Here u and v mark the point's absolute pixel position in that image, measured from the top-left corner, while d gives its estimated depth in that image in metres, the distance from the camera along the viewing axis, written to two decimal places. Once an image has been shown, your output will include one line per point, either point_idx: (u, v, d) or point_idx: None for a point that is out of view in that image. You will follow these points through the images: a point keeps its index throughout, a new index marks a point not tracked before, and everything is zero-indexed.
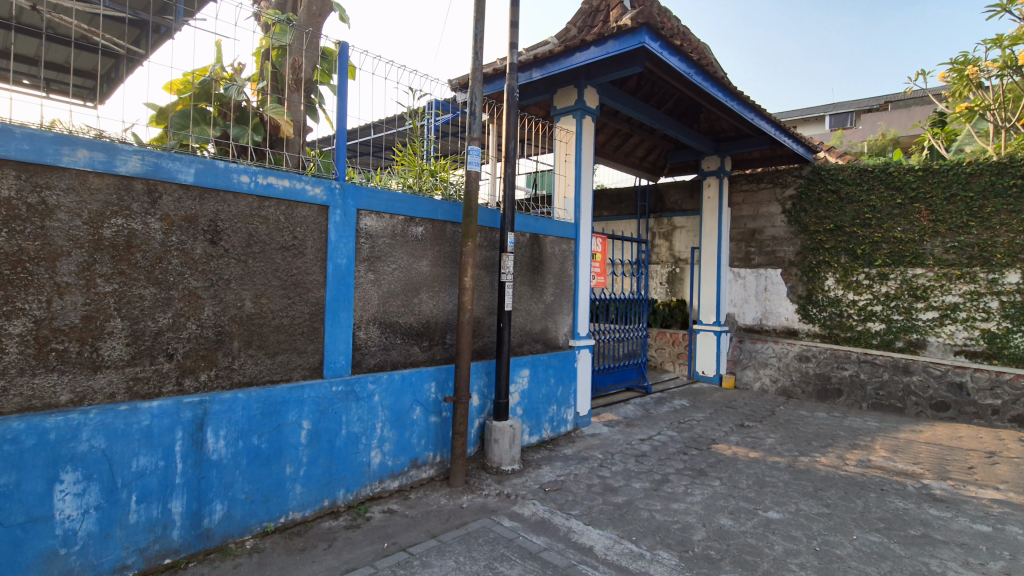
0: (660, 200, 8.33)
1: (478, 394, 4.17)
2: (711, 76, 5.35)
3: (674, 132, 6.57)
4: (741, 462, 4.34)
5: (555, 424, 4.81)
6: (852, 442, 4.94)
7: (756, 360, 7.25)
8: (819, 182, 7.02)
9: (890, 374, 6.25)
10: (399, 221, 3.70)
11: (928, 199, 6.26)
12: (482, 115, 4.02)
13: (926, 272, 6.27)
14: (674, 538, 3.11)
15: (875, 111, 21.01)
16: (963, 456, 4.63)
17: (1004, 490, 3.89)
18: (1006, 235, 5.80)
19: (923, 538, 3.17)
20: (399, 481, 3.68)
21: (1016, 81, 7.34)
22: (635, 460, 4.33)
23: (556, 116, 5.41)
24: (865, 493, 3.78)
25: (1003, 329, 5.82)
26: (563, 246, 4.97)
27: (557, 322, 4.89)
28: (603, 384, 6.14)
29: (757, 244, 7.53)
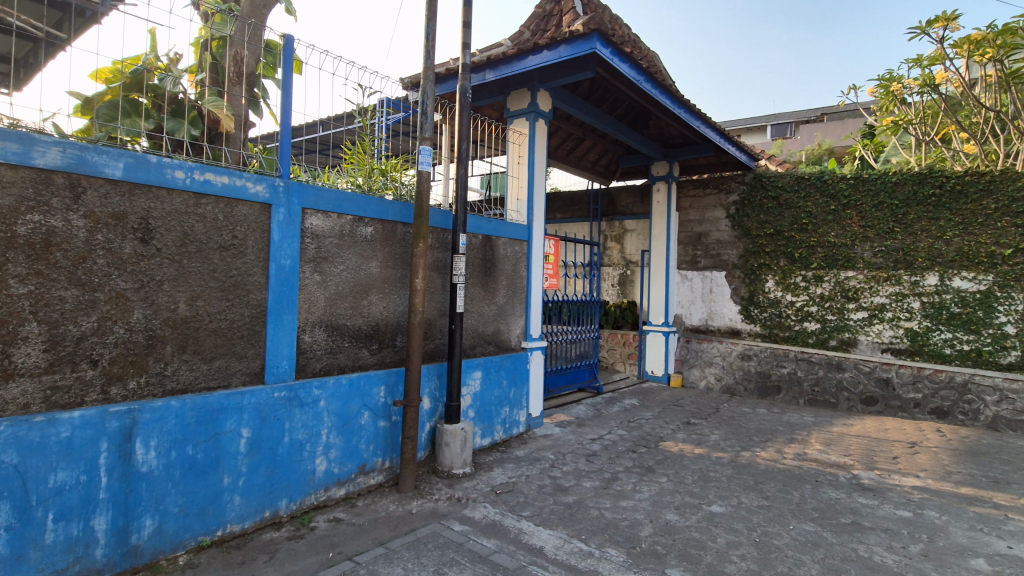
0: (612, 204, 8.50)
1: (430, 397, 4.12)
2: (660, 84, 5.51)
3: (625, 137, 6.71)
4: (687, 458, 4.47)
5: (508, 425, 4.80)
6: (790, 436, 5.18)
7: (702, 359, 7.50)
8: (761, 189, 7.35)
9: (825, 371, 6.61)
10: (347, 221, 3.61)
11: (858, 206, 6.66)
12: (434, 114, 3.97)
13: (857, 274, 6.67)
14: (623, 535, 3.16)
15: (812, 122, 22.21)
16: (888, 447, 4.95)
17: (924, 477, 4.19)
18: (926, 240, 6.26)
19: (853, 526, 3.36)
20: (346, 488, 3.58)
21: (935, 98, 7.92)
22: (586, 459, 4.39)
23: (510, 117, 5.42)
24: (801, 484, 3.97)
25: (924, 327, 6.28)
26: (516, 248, 4.98)
27: (510, 323, 4.89)
28: (555, 385, 6.19)
29: (703, 247, 7.80)
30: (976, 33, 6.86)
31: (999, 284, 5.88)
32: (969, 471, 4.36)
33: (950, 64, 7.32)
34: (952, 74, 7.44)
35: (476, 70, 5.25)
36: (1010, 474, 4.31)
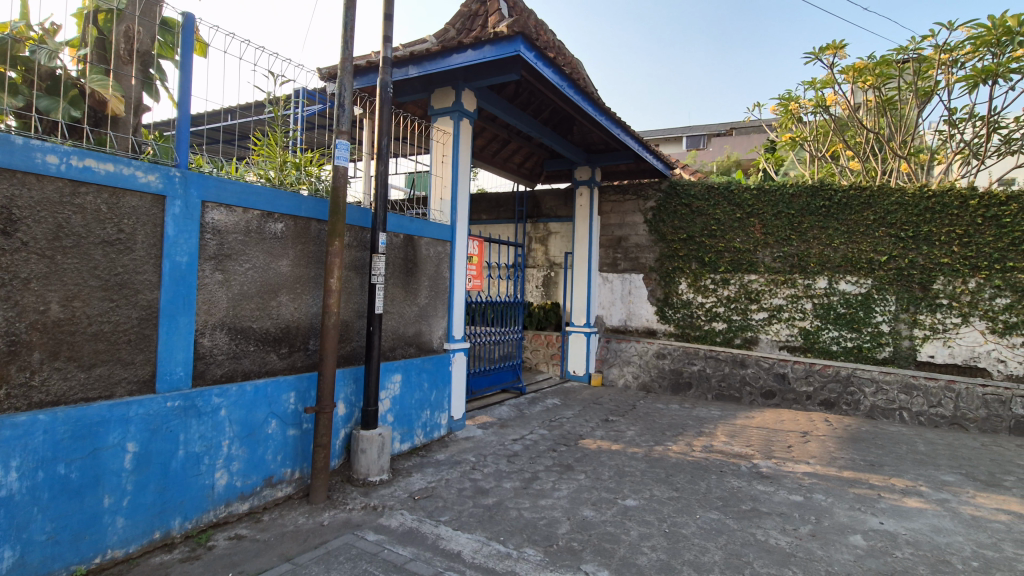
0: (536, 207, 8.62)
1: (345, 403, 3.96)
2: (582, 90, 5.64)
3: (549, 141, 6.82)
4: (604, 455, 4.60)
5: (429, 428, 4.71)
6: (699, 430, 5.49)
7: (621, 358, 7.77)
8: (675, 197, 7.74)
9: (730, 367, 7.06)
10: (254, 216, 3.37)
11: (761, 215, 7.19)
12: (352, 107, 3.81)
13: (758, 277, 7.21)
14: (541, 534, 3.19)
15: (723, 135, 23.89)
16: (784, 436, 5.37)
17: (813, 463, 4.58)
18: (817, 248, 6.88)
19: (752, 512, 3.60)
20: (250, 502, 3.34)
21: (826, 119, 8.74)
22: (507, 460, 4.39)
23: (433, 115, 5.34)
24: (707, 475, 4.21)
25: (815, 326, 6.90)
26: (438, 248, 4.90)
27: (432, 324, 4.80)
28: (478, 387, 6.16)
29: (622, 251, 8.10)
30: (859, 62, 7.65)
31: (876, 288, 6.60)
32: (850, 456, 4.83)
33: (838, 88, 8.10)
34: (840, 97, 8.23)
35: (398, 66, 5.12)
36: (883, 457, 4.82)
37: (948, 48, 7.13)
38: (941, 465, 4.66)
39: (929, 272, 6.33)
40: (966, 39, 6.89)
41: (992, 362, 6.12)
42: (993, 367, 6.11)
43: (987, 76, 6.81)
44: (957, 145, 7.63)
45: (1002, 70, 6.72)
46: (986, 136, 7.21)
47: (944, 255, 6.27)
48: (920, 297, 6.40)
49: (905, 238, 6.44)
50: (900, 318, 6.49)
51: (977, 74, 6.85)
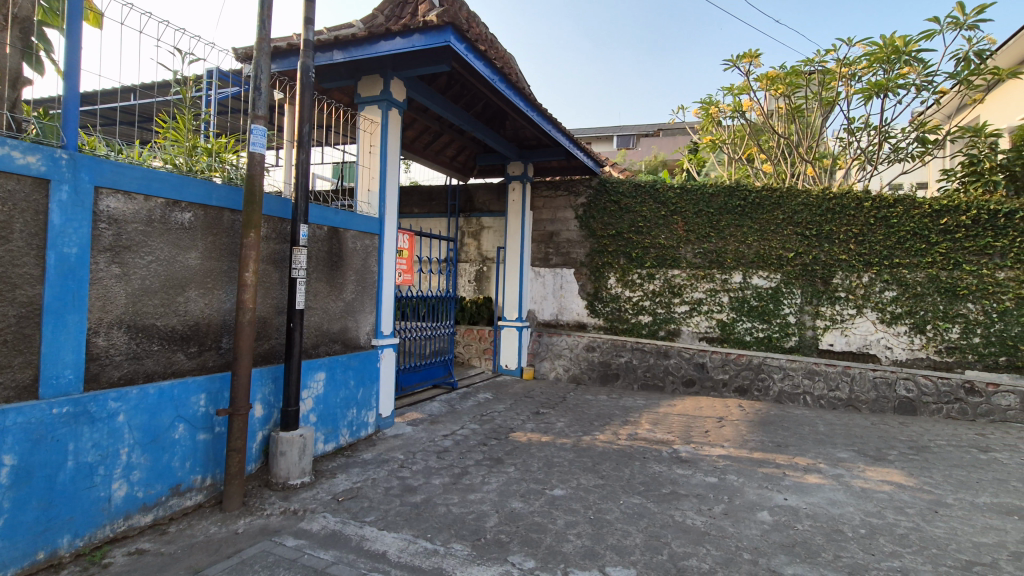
0: (469, 201, 8.58)
1: (263, 404, 3.75)
2: (514, 85, 5.65)
3: (481, 135, 6.79)
4: (534, 447, 4.66)
5: (355, 427, 4.57)
6: (624, 419, 5.69)
7: (552, 352, 7.91)
8: (604, 194, 7.95)
9: (654, 358, 7.38)
10: (158, 204, 3.11)
11: (683, 213, 7.54)
12: (269, 90, 3.59)
13: (681, 272, 7.56)
14: (468, 528, 3.18)
15: (651, 136, 24.87)
16: (702, 422, 5.69)
17: (727, 446, 4.88)
18: (733, 245, 7.31)
19: (672, 494, 3.78)
20: (153, 514, 3.09)
21: (743, 123, 9.28)
22: (437, 456, 4.35)
23: (361, 104, 5.15)
24: (631, 462, 4.38)
25: (731, 318, 7.34)
26: (365, 241, 4.75)
27: (358, 320, 4.65)
28: (408, 383, 6.05)
29: (554, 246, 8.22)
30: (772, 71, 8.18)
31: (784, 282, 7.12)
32: (760, 438, 5.20)
33: (754, 95, 8.63)
34: (755, 103, 8.77)
35: (321, 50, 4.91)
36: (789, 438, 5.21)
37: (847, 62, 7.79)
38: (837, 443, 5.11)
39: (829, 267, 6.91)
40: (863, 55, 7.55)
41: (881, 349, 6.79)
42: (882, 353, 6.78)
43: (879, 89, 7.49)
44: (855, 151, 8.34)
45: (891, 85, 7.42)
46: (878, 144, 7.95)
47: (843, 252, 6.87)
48: (821, 290, 6.98)
49: (809, 236, 6.99)
50: (805, 310, 7.04)
51: (872, 87, 7.52)
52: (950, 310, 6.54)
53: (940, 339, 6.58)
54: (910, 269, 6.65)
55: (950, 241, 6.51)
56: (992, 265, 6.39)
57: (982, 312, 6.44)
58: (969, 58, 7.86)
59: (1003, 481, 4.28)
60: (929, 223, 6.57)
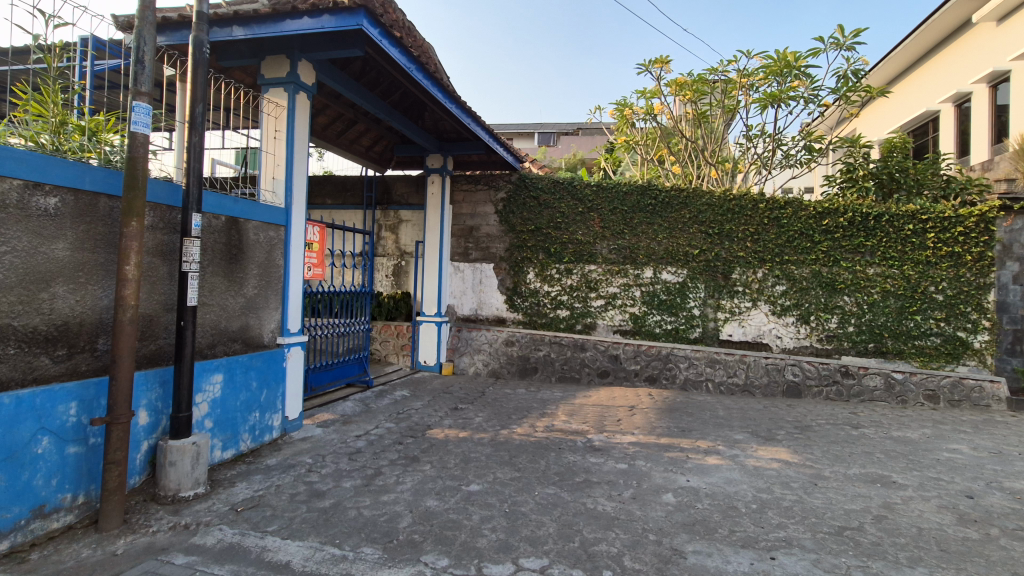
0: (386, 193, 8.34)
1: (148, 410, 3.41)
2: (431, 75, 5.52)
3: (398, 125, 6.60)
4: (451, 443, 4.62)
5: (258, 432, 4.28)
6: (542, 411, 5.79)
7: (471, 347, 7.88)
8: (524, 189, 8.03)
9: (571, 351, 7.58)
10: (14, 187, 2.71)
11: (599, 210, 7.79)
12: (154, 64, 3.24)
13: (596, 268, 7.81)
14: (380, 530, 3.08)
15: (570, 135, 25.53)
16: (615, 411, 5.93)
17: (637, 434, 5.12)
18: (645, 242, 7.66)
19: (585, 483, 3.90)
20: (10, 540, 2.70)
21: (655, 126, 9.74)
22: (348, 458, 4.18)
23: (264, 86, 4.81)
24: (547, 453, 4.46)
25: (643, 312, 7.70)
26: (269, 233, 4.45)
27: (261, 317, 4.35)
28: (319, 382, 5.77)
29: (474, 240, 8.19)
30: (681, 78, 8.65)
31: (690, 277, 7.57)
32: (667, 424, 5.50)
33: (664, 99, 9.07)
34: (665, 108, 9.23)
35: (219, 25, 4.53)
36: (692, 423, 5.56)
37: (747, 73, 8.41)
38: (735, 426, 5.52)
39: (730, 264, 7.44)
40: (760, 67, 8.17)
41: (773, 339, 7.41)
42: (773, 342, 7.40)
43: (773, 100, 8.15)
44: (753, 156, 9.03)
45: (783, 97, 8.10)
46: (773, 151, 8.66)
47: (741, 250, 7.42)
48: (722, 285, 7.50)
49: (712, 234, 7.48)
50: (708, 303, 7.54)
51: (767, 97, 8.17)
52: (830, 302, 7.27)
53: (821, 328, 7.30)
54: (798, 266, 7.31)
55: (831, 240, 7.23)
56: (864, 262, 7.17)
57: (856, 304, 7.22)
58: (847, 75, 8.75)
59: (870, 453, 4.83)
60: (813, 223, 7.26)
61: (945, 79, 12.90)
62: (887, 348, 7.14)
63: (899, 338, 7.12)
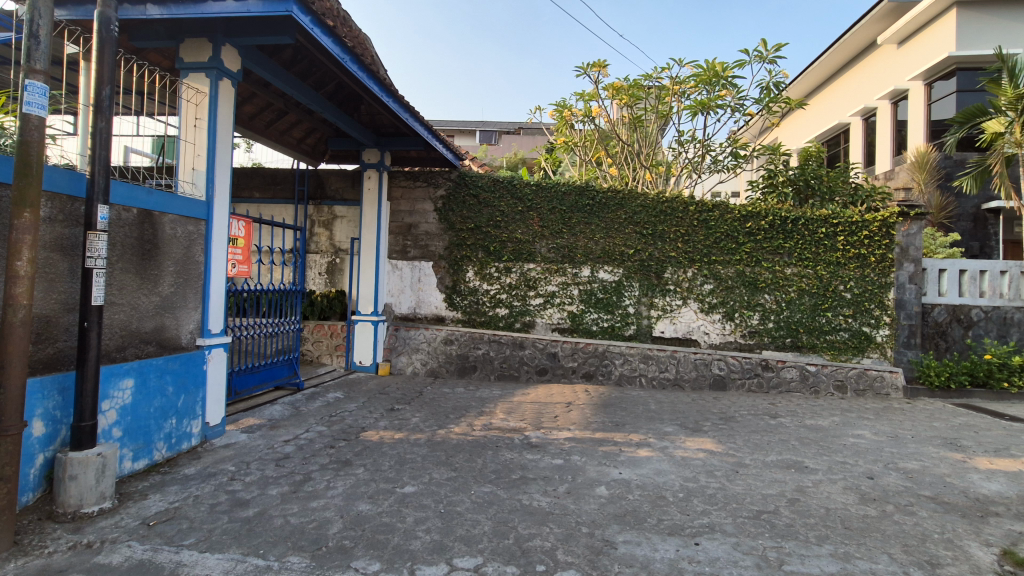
0: (320, 187, 8.04)
1: (45, 420, 3.11)
2: (367, 67, 5.36)
3: (331, 117, 6.37)
4: (386, 445, 4.52)
5: (175, 440, 4.01)
6: (480, 410, 5.79)
7: (409, 346, 7.75)
8: (463, 187, 7.98)
9: (510, 350, 7.63)
10: None
11: (538, 209, 7.88)
12: (51, 38, 2.93)
13: (535, 266, 7.89)
14: (308, 538, 2.97)
15: (511, 134, 25.74)
16: (552, 408, 6.03)
17: (573, 429, 5.22)
18: (583, 241, 7.83)
19: (521, 479, 3.93)
20: None
21: (592, 128, 9.97)
22: (275, 464, 3.99)
23: (183, 70, 4.49)
24: (484, 451, 4.46)
25: (580, 310, 7.86)
26: (188, 228, 4.17)
27: (179, 317, 4.08)
28: (244, 386, 5.48)
29: (412, 238, 8.06)
30: (618, 82, 8.90)
31: (625, 276, 7.81)
32: (601, 419, 5.65)
33: (601, 102, 9.30)
34: (603, 111, 9.47)
35: (131, 2, 4.19)
36: (625, 417, 5.74)
37: (679, 81, 8.79)
38: (665, 419, 5.75)
39: (662, 263, 7.75)
40: (691, 76, 8.56)
41: (701, 335, 7.79)
42: (701, 338, 7.78)
43: (703, 107, 8.56)
44: (684, 160, 9.44)
45: (712, 104, 8.53)
46: (702, 156, 9.10)
47: (672, 250, 7.75)
48: (655, 283, 7.79)
49: (646, 234, 7.76)
50: (641, 301, 7.81)
51: (697, 104, 8.56)
52: (752, 300, 7.72)
53: (745, 324, 7.74)
54: (724, 265, 7.72)
55: (753, 242, 7.69)
56: (782, 262, 7.68)
57: (775, 302, 7.71)
58: (770, 87, 9.32)
59: (786, 441, 5.19)
60: (738, 226, 7.69)
61: (855, 95, 14.02)
62: (802, 343, 7.68)
63: (813, 333, 7.67)
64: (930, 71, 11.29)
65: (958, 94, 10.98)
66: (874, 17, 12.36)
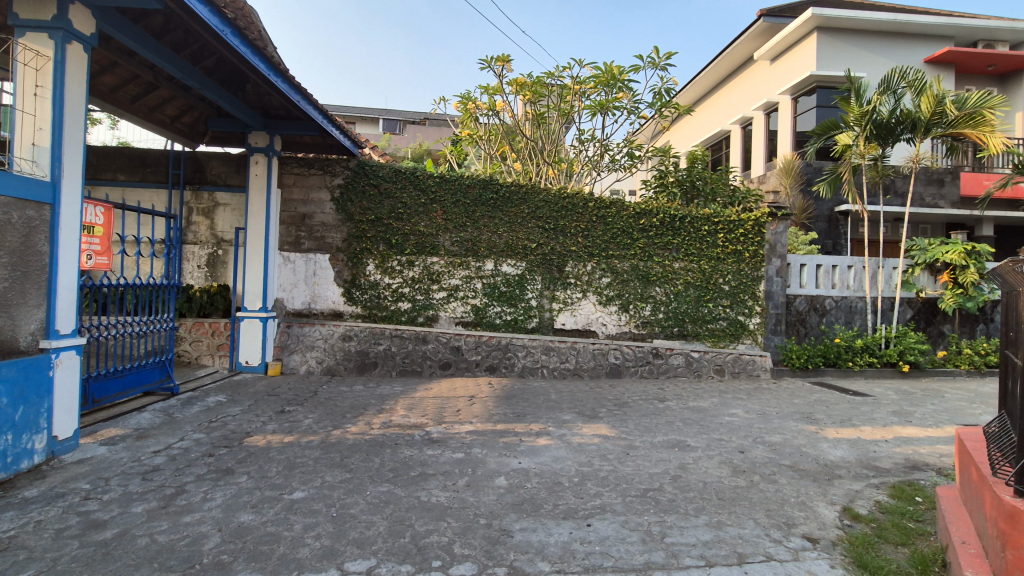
0: (198, 171, 7.35)
1: None
2: (251, 43, 4.95)
3: (211, 95, 5.81)
4: (273, 450, 4.24)
5: (12, 459, 3.46)
6: (379, 407, 5.62)
7: (303, 343, 7.32)
8: (363, 176, 7.67)
9: (412, 344, 7.49)
10: None
11: (441, 202, 7.78)
12: None
13: (439, 260, 7.79)
14: (178, 556, 2.70)
15: (416, 123, 25.35)
16: (455, 402, 6.01)
17: (474, 422, 5.24)
18: (486, 235, 7.86)
19: (419, 476, 3.87)
20: None
21: (496, 123, 10.02)
22: (141, 479, 3.59)
23: (19, 28, 3.83)
24: (382, 450, 4.34)
25: (484, 303, 7.90)
26: (27, 213, 3.61)
27: (15, 317, 3.54)
28: (105, 393, 4.87)
29: (306, 229, 7.62)
30: (521, 78, 9.00)
31: (527, 270, 7.96)
32: (503, 410, 5.73)
33: (505, 97, 9.36)
34: (506, 105, 9.55)
35: None
36: (526, 408, 5.87)
37: (579, 81, 9.09)
38: (564, 408, 5.96)
39: (563, 258, 8.00)
40: (591, 76, 8.88)
41: (599, 326, 8.16)
42: (599, 329, 8.15)
43: (601, 108, 8.94)
44: (585, 157, 9.81)
45: (609, 105, 8.93)
46: (601, 155, 9.51)
47: (572, 244, 8.03)
48: (556, 277, 8.03)
49: (548, 229, 7.96)
50: (543, 294, 8.02)
51: (596, 105, 8.92)
52: (645, 292, 8.21)
53: (638, 315, 8.22)
54: (620, 260, 8.14)
55: (646, 238, 8.18)
56: (671, 257, 8.24)
57: (665, 294, 8.26)
58: (661, 92, 9.93)
59: (671, 422, 5.60)
60: (632, 222, 8.13)
61: (735, 105, 15.37)
62: (688, 331, 8.30)
63: (696, 322, 8.31)
64: (796, 87, 12.65)
65: (817, 109, 12.40)
66: (751, 34, 13.60)
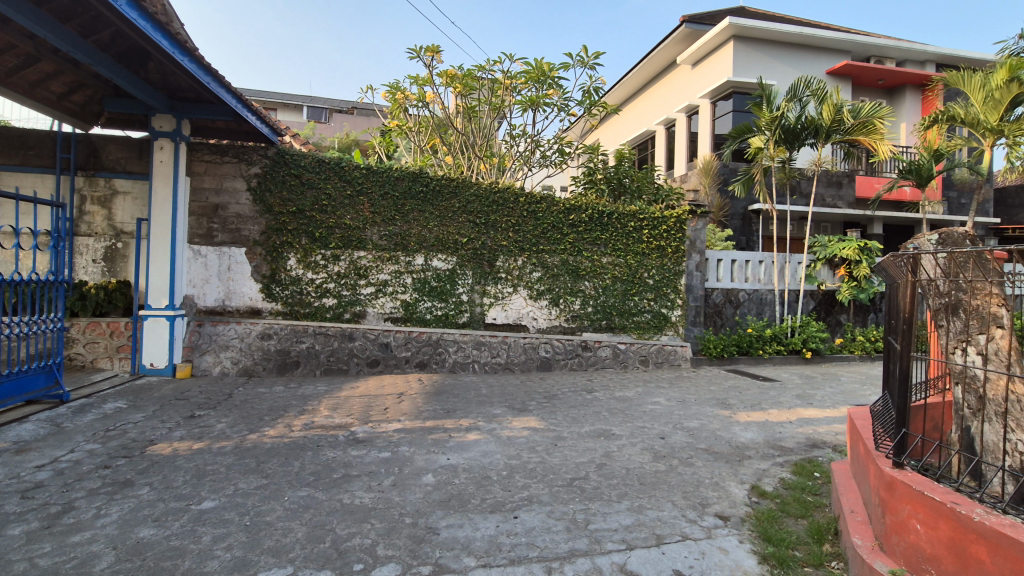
0: (93, 156, 6.71)
1: None
2: (150, 15, 4.53)
3: (107, 72, 5.25)
4: (180, 458, 3.94)
5: None
6: (300, 408, 5.38)
7: (216, 343, 6.86)
8: (283, 165, 7.27)
9: (338, 342, 7.23)
10: None
11: (369, 195, 7.54)
12: None
13: (366, 254, 7.56)
14: None
15: (343, 112, 24.49)
16: (382, 400, 5.87)
17: (402, 420, 5.14)
18: (416, 229, 7.71)
19: (342, 478, 3.74)
20: None
21: (427, 115, 9.85)
22: (20, 497, 3.22)
23: None
24: (302, 453, 4.15)
25: (414, 299, 7.76)
26: None
27: None
28: None
29: (219, 221, 7.15)
30: (451, 70, 8.88)
31: (458, 265, 7.91)
32: (433, 407, 5.66)
33: (435, 89, 9.21)
34: (436, 97, 9.39)
35: None
36: (456, 404, 5.84)
37: (510, 76, 9.10)
38: (494, 402, 5.98)
39: (494, 252, 8.01)
40: (521, 72, 8.93)
41: (530, 320, 8.27)
42: (530, 323, 8.26)
43: (532, 103, 9.03)
44: (516, 152, 9.86)
45: (539, 102, 9.03)
46: (532, 150, 9.59)
47: (503, 239, 8.05)
48: (487, 272, 8.03)
49: (479, 224, 7.93)
50: (474, 289, 7.99)
51: (527, 100, 8.98)
52: (574, 287, 8.40)
53: (568, 309, 8.39)
54: (550, 255, 8.27)
55: (575, 234, 8.35)
56: (599, 253, 8.48)
57: (594, 288, 8.49)
58: (590, 91, 10.15)
59: (597, 412, 5.77)
60: (562, 218, 8.28)
61: (660, 106, 16.02)
62: (615, 324, 8.57)
63: (623, 315, 8.60)
64: (714, 91, 13.36)
65: (733, 113, 13.14)
66: (674, 39, 14.21)
